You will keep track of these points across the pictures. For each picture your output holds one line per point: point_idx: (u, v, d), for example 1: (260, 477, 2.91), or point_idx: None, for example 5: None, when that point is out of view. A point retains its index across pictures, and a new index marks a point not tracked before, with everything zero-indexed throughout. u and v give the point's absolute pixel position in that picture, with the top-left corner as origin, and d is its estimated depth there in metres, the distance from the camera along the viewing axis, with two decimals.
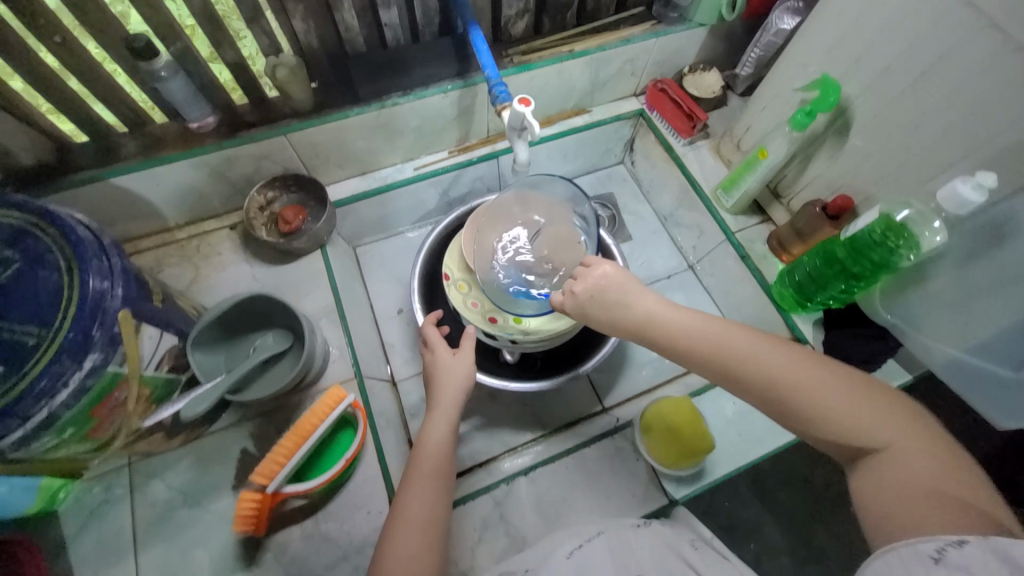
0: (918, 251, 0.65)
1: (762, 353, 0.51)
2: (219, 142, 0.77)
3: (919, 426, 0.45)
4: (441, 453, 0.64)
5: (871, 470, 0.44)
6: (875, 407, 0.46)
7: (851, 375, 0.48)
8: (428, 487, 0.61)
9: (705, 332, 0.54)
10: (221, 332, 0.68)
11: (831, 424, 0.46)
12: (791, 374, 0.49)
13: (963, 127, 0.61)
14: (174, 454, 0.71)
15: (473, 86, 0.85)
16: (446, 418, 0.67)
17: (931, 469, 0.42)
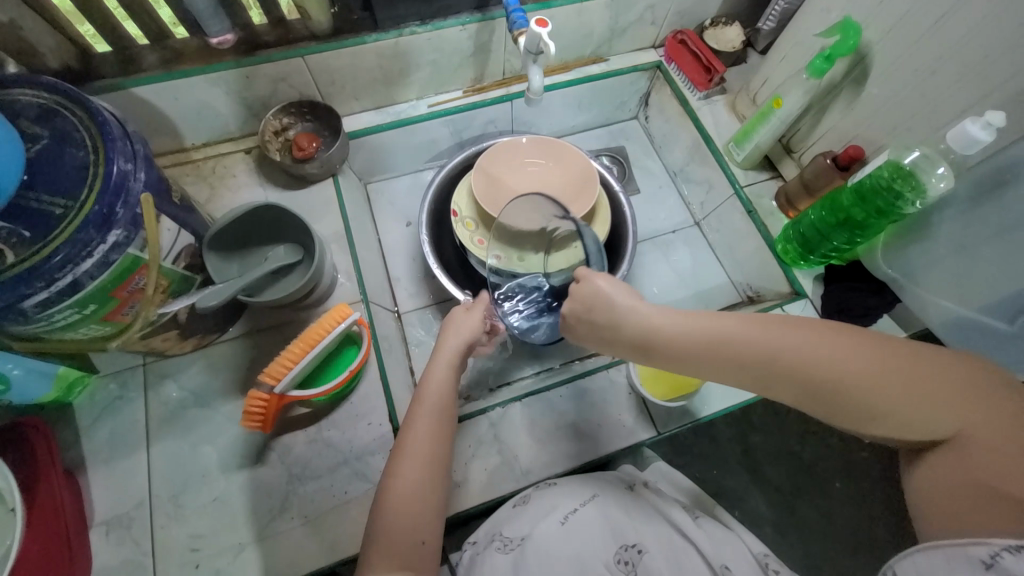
0: (924, 199, 0.66)
1: (781, 356, 0.49)
2: (238, 59, 0.78)
3: (969, 400, 0.43)
4: (444, 393, 0.65)
5: (930, 467, 0.44)
6: (938, 394, 0.43)
7: (885, 358, 0.46)
8: (428, 425, 0.62)
9: (713, 343, 0.53)
10: (236, 240, 0.70)
11: (873, 424, 0.46)
12: (818, 379, 0.48)
13: (979, 70, 0.61)
14: (187, 358, 0.74)
15: (491, 21, 0.86)
16: (450, 361, 0.67)
17: (989, 457, 0.40)
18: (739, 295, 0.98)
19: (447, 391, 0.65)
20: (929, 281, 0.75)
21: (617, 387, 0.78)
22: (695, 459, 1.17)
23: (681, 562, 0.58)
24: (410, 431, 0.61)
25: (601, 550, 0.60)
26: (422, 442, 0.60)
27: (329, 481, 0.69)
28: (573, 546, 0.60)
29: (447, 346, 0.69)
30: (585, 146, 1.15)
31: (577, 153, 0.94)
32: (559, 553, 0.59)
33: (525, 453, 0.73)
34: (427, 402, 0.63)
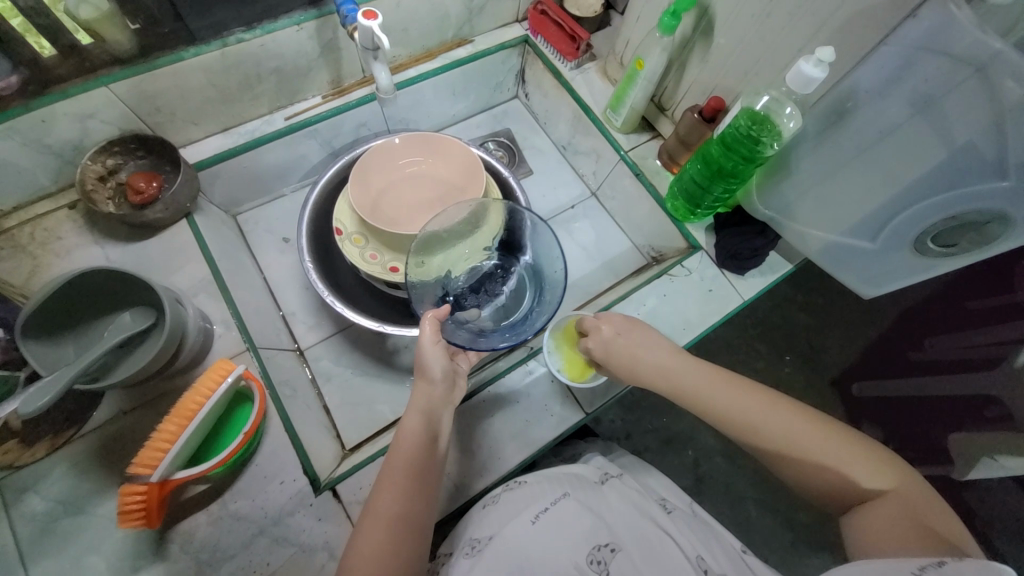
0: (780, 140, 0.68)
1: (752, 401, 0.60)
2: (26, 103, 0.65)
3: (885, 464, 0.54)
4: (415, 446, 0.61)
5: (862, 517, 0.52)
6: (863, 458, 0.54)
7: (827, 425, 0.57)
8: (398, 486, 0.58)
9: (696, 381, 0.63)
10: (64, 319, 0.59)
11: (820, 470, 0.55)
12: (777, 426, 0.58)
13: (804, 10, 0.63)
14: (42, 465, 0.63)
15: (330, 16, 0.77)
16: (425, 409, 0.64)
17: (908, 511, 0.50)
18: (644, 258, 1.00)
19: (421, 442, 0.61)
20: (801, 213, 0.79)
21: (539, 377, 0.76)
22: (638, 417, 1.21)
23: (659, 560, 0.58)
24: (380, 495, 0.58)
25: (574, 549, 0.58)
26: (391, 507, 0.57)
27: (247, 557, 0.62)
28: (541, 544, 0.59)
29: (422, 394, 0.65)
30: (470, 134, 1.11)
31: (456, 144, 0.89)
32: (522, 550, 0.59)
33: (460, 469, 0.70)
34: (398, 460, 0.60)
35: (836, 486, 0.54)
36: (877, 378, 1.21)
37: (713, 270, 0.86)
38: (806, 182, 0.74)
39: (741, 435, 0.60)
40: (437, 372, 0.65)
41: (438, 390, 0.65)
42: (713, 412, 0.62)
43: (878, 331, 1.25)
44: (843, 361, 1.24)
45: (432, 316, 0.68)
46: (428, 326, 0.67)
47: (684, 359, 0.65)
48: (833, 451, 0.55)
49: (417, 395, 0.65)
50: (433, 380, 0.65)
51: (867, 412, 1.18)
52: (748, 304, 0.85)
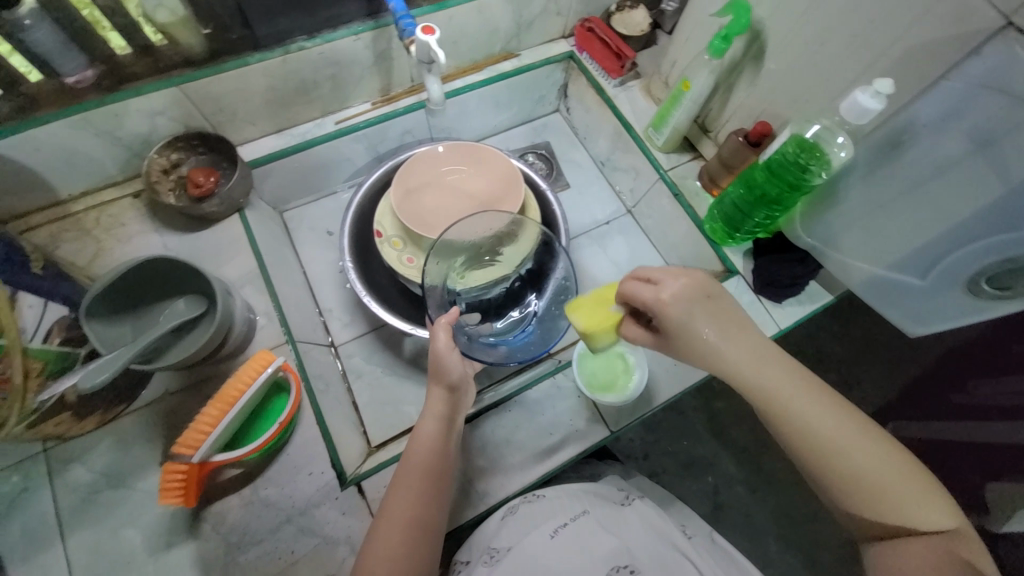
0: (829, 169, 0.68)
1: (824, 408, 0.53)
2: (101, 97, 0.70)
3: (939, 500, 0.51)
4: (431, 453, 0.62)
5: (899, 551, 0.50)
6: (923, 494, 0.50)
7: (897, 451, 0.52)
8: (412, 490, 0.59)
9: (765, 372, 0.54)
10: (124, 301, 0.63)
11: (876, 493, 0.51)
12: (844, 439, 0.52)
13: (862, 39, 0.62)
14: (92, 437, 0.66)
15: (386, 27, 0.80)
16: (441, 414, 0.64)
17: (954, 554, 0.48)
18: None
19: (436, 448, 0.62)
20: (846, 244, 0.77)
21: (566, 391, 0.76)
22: (659, 439, 1.19)
23: None
24: (394, 498, 0.59)
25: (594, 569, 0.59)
26: (405, 511, 0.58)
27: (272, 544, 0.64)
28: (561, 560, 0.61)
29: (436, 399, 0.65)
30: (509, 145, 1.13)
31: (497, 155, 0.92)
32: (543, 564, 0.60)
33: (481, 477, 0.70)
34: (414, 465, 0.61)
35: (882, 516, 0.51)
36: (918, 419, 1.16)
37: (749, 295, 0.84)
38: (854, 213, 0.73)
39: (803, 441, 0.53)
40: (455, 380, 0.64)
41: (453, 397, 0.65)
42: (777, 407, 0.54)
43: (920, 371, 1.21)
44: (876, 401, 1.22)
45: (445, 321, 0.67)
46: (443, 332, 0.66)
47: (753, 341, 0.57)
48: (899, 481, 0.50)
49: (431, 399, 0.65)
50: (448, 385, 0.65)
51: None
52: (783, 333, 0.84)
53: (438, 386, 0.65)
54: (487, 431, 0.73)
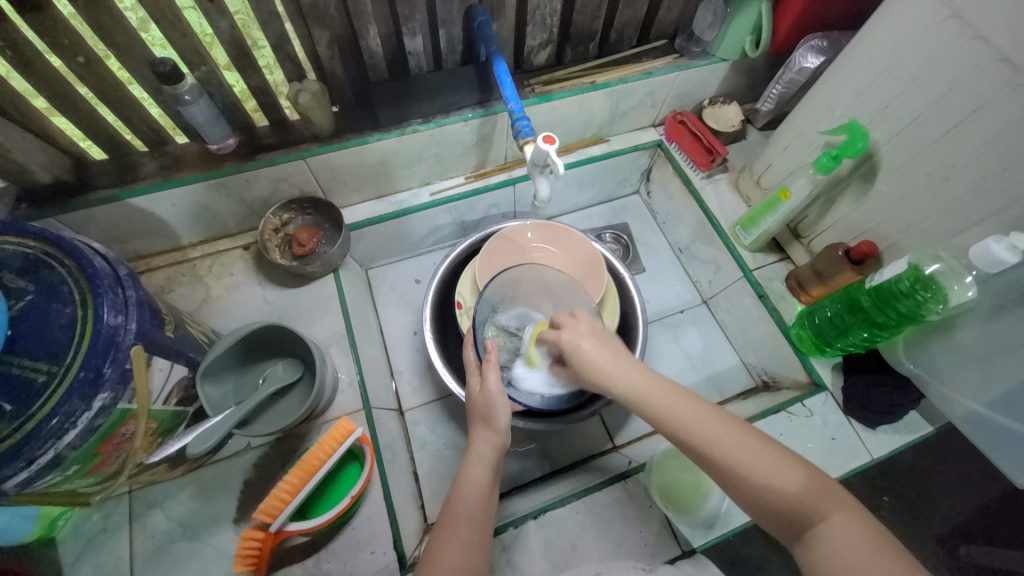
0: (947, 304, 0.65)
1: (673, 397, 0.53)
2: (238, 164, 0.76)
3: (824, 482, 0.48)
4: (478, 499, 0.58)
5: (817, 545, 0.44)
6: (790, 467, 0.49)
7: (786, 448, 0.50)
8: (460, 537, 0.55)
9: (630, 377, 0.55)
10: (231, 364, 0.69)
11: (775, 487, 0.48)
12: (737, 439, 0.50)
13: (995, 182, 0.60)
14: (176, 483, 0.69)
15: (493, 115, 0.85)
16: (487, 459, 0.61)
17: (870, 536, 0.44)
18: (753, 379, 0.97)
19: (483, 496, 0.59)
20: (954, 380, 0.72)
21: (635, 498, 0.74)
22: None
23: None
24: (443, 545, 0.55)
25: None
26: (455, 559, 0.54)
27: None
28: None
29: (483, 443, 0.62)
30: (588, 223, 1.15)
31: (580, 237, 0.93)
32: None
33: None
34: (463, 510, 0.57)
35: (791, 505, 0.47)
36: (991, 544, 1.03)
37: (838, 415, 0.79)
38: (967, 349, 0.70)
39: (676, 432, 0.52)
40: (504, 425, 0.62)
41: (498, 440, 0.62)
42: (652, 411, 0.54)
43: (1002, 489, 1.05)
44: (953, 519, 1.05)
45: (494, 362, 0.64)
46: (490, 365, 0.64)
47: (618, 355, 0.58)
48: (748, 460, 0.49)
49: (477, 442, 0.62)
50: (495, 426, 0.62)
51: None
52: (875, 463, 0.77)
53: (484, 429, 0.63)
54: (552, 528, 0.70)
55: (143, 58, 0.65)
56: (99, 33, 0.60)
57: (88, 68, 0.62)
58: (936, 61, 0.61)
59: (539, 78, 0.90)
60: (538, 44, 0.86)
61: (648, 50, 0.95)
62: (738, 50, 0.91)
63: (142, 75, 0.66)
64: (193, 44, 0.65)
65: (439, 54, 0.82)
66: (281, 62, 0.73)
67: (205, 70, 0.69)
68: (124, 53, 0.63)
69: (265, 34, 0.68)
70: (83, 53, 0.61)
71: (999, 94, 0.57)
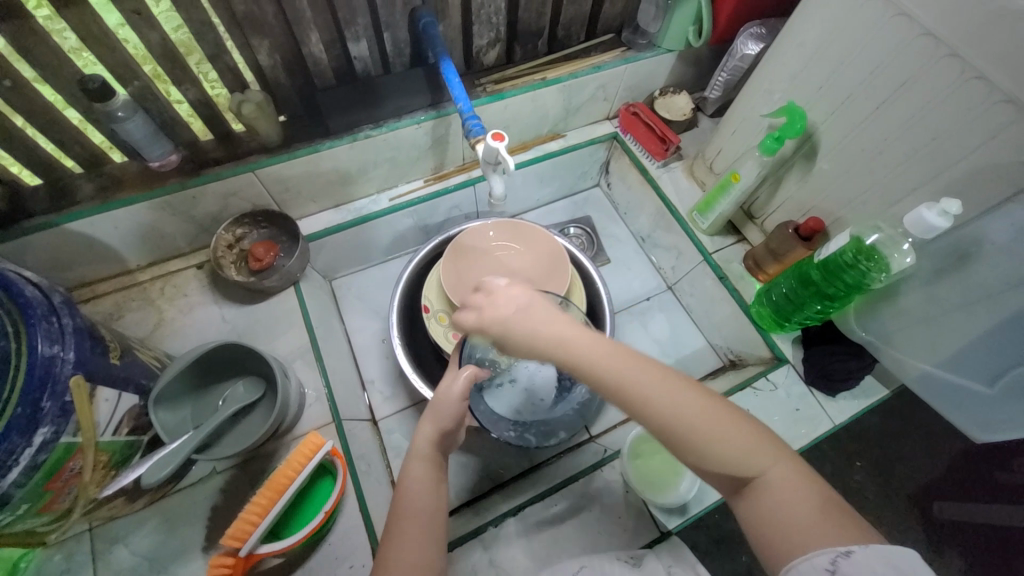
0: (888, 272, 0.68)
1: (618, 359, 0.48)
2: (183, 181, 0.74)
3: (761, 438, 0.47)
4: (425, 490, 0.57)
5: (759, 504, 0.45)
6: (731, 429, 0.47)
7: (735, 408, 0.48)
8: (407, 534, 0.53)
9: (571, 330, 0.49)
10: (185, 388, 0.67)
11: (723, 450, 0.46)
12: (686, 402, 0.47)
13: (924, 153, 0.64)
14: (138, 516, 0.66)
15: (446, 116, 0.85)
16: (428, 453, 0.59)
17: (808, 492, 0.45)
18: (720, 359, 1.00)
19: (430, 488, 0.57)
20: (902, 343, 0.76)
21: (613, 486, 0.75)
22: None
23: None
24: (394, 547, 0.52)
25: None
26: (405, 554, 0.52)
27: None
28: None
29: (423, 438, 0.60)
30: (551, 219, 1.16)
31: (543, 233, 0.94)
32: None
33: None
34: (408, 504, 0.55)
35: (737, 466, 0.46)
36: (960, 500, 1.06)
37: (800, 386, 0.82)
38: (914, 313, 0.74)
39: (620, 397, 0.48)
40: (453, 423, 0.62)
41: (440, 433, 0.61)
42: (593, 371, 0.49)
43: (959, 445, 1.10)
44: (921, 478, 1.08)
45: (471, 371, 0.64)
46: (466, 379, 0.63)
47: (557, 317, 0.51)
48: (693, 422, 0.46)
49: (418, 438, 0.61)
50: (437, 424, 0.61)
51: (950, 538, 1.04)
52: (837, 428, 0.80)
53: (428, 424, 0.61)
54: (534, 524, 0.71)
55: (71, 76, 0.62)
56: (19, 52, 0.57)
57: (13, 90, 0.59)
58: (863, 41, 0.64)
59: (490, 77, 0.90)
60: (486, 44, 0.86)
61: (596, 44, 0.96)
62: (682, 40, 0.94)
63: (71, 94, 0.63)
64: (124, 59, 0.63)
65: (386, 57, 0.81)
66: (220, 73, 0.70)
67: (139, 85, 0.66)
68: (48, 71, 0.60)
69: (201, 44, 0.66)
70: (8, 75, 0.58)
71: (921, 69, 0.60)
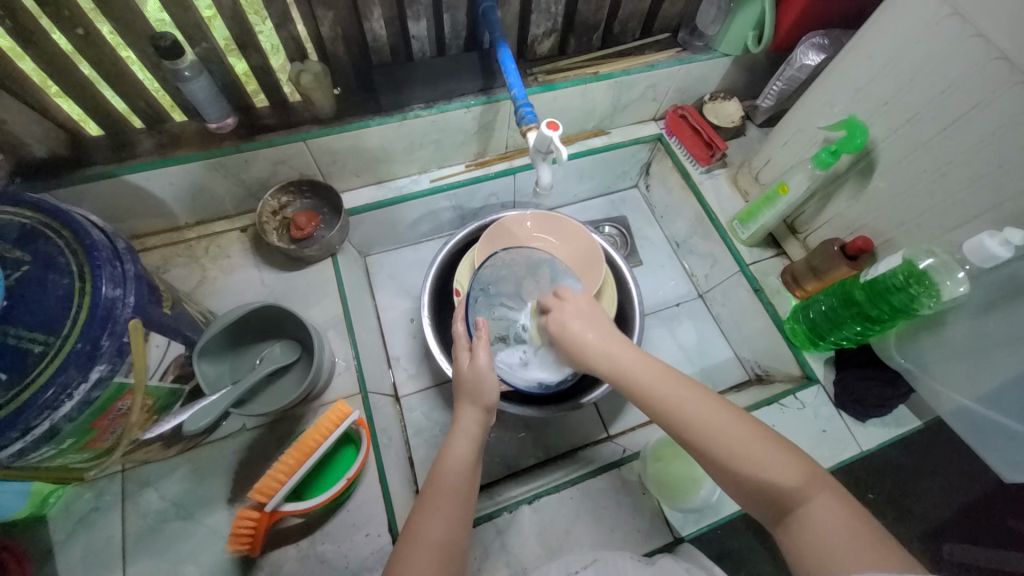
0: (938, 300, 0.66)
1: (667, 378, 0.55)
2: (237, 144, 0.76)
3: (799, 459, 0.49)
4: (461, 471, 0.59)
5: (802, 528, 0.46)
6: (762, 446, 0.50)
7: (762, 424, 0.52)
8: (437, 508, 0.56)
9: (616, 358, 0.57)
10: (225, 344, 0.69)
11: (763, 473, 0.48)
12: (724, 419, 0.51)
13: (990, 179, 0.61)
14: (170, 462, 0.69)
15: (496, 103, 0.85)
16: (471, 433, 0.62)
17: (856, 521, 0.45)
18: (746, 372, 0.99)
19: (466, 468, 0.59)
20: (940, 373, 0.74)
21: (628, 485, 0.75)
22: None
23: None
24: (421, 518, 0.55)
25: None
26: (433, 531, 0.54)
27: None
28: None
29: (468, 419, 0.62)
30: (586, 215, 1.16)
31: (579, 229, 0.93)
32: None
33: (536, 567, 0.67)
34: (443, 484, 0.57)
35: (773, 487, 0.48)
36: (981, 543, 1.03)
37: (829, 408, 0.80)
38: (957, 344, 0.72)
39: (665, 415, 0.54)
40: (492, 402, 0.62)
41: (484, 417, 0.63)
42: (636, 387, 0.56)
43: (985, 488, 1.07)
44: (939, 516, 1.05)
45: (485, 336, 0.66)
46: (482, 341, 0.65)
47: (611, 338, 0.59)
48: (723, 431, 0.51)
49: (462, 418, 0.63)
50: (479, 401, 0.62)
51: None
52: (863, 455, 0.79)
53: (471, 405, 0.63)
54: (547, 514, 0.71)
55: (143, 32, 0.63)
56: (98, 5, 0.59)
57: (87, 40, 0.61)
58: (936, 59, 0.62)
59: (542, 68, 0.90)
60: (542, 33, 0.86)
61: (651, 43, 0.95)
62: (740, 45, 0.92)
63: (142, 50, 0.65)
64: (194, 19, 0.64)
65: (443, 40, 0.82)
66: (283, 41, 0.72)
67: (206, 47, 0.68)
68: (123, 25, 0.62)
69: (268, 11, 0.67)
70: (82, 25, 0.60)
71: (997, 92, 0.58)
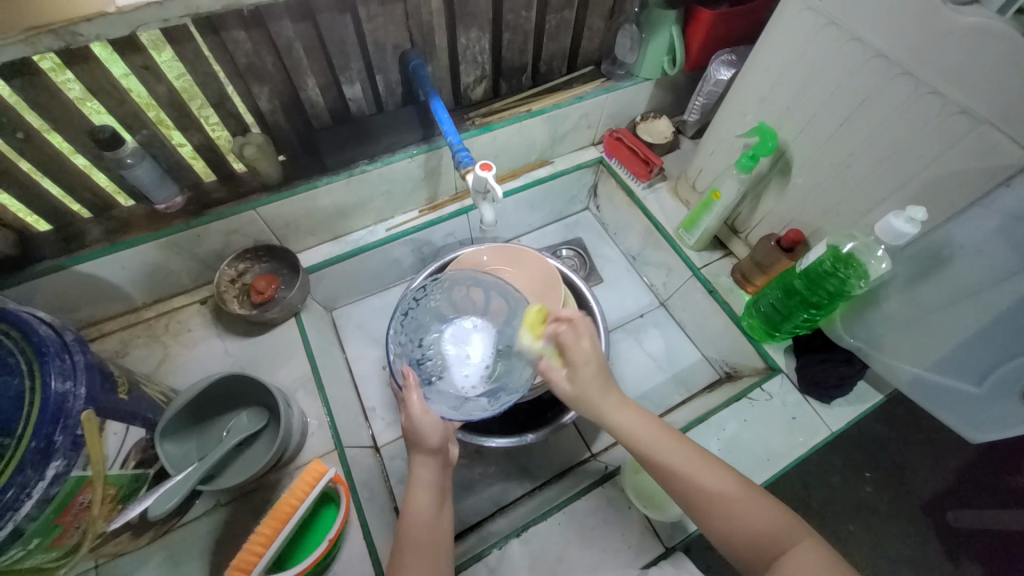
0: (866, 279, 0.71)
1: (663, 440, 0.62)
2: (187, 221, 0.77)
3: (775, 507, 0.56)
4: (426, 520, 0.60)
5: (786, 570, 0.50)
6: (746, 497, 0.56)
7: (745, 478, 0.59)
8: (413, 562, 0.57)
9: (622, 414, 0.64)
10: (189, 420, 0.68)
11: (747, 517, 0.55)
12: (720, 476, 0.58)
13: (890, 164, 0.67)
14: (142, 552, 0.66)
15: (437, 149, 0.89)
16: (431, 482, 0.64)
17: (832, 562, 0.50)
18: (716, 371, 1.01)
19: (430, 516, 0.61)
20: (889, 346, 0.78)
21: (615, 502, 0.75)
22: None
23: None
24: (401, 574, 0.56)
25: None
26: None
27: None
28: None
29: (423, 467, 0.64)
30: (543, 242, 1.20)
31: (536, 255, 0.96)
32: None
33: None
34: (416, 535, 0.59)
35: (758, 534, 0.54)
36: (973, 506, 1.05)
37: (795, 395, 0.83)
38: (900, 317, 0.75)
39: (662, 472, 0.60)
40: (437, 443, 0.64)
41: (436, 461, 0.65)
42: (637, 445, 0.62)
43: (965, 452, 1.10)
44: (929, 486, 1.07)
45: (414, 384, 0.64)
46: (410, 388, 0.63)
47: (621, 400, 0.66)
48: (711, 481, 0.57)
49: (418, 469, 0.64)
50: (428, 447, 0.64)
51: (964, 547, 1.02)
52: (836, 436, 0.81)
53: (421, 452, 0.65)
54: (538, 545, 0.70)
55: (81, 127, 0.65)
56: (34, 108, 0.61)
57: (27, 141, 0.63)
58: (824, 64, 0.69)
59: (479, 111, 0.95)
60: (474, 80, 0.92)
61: (577, 76, 1.02)
62: (658, 69, 0.99)
63: (82, 144, 0.67)
64: (132, 110, 0.67)
65: (380, 97, 0.86)
66: (224, 119, 0.75)
67: (146, 133, 0.70)
68: (60, 124, 0.64)
69: (205, 93, 0.70)
70: (19, 128, 0.61)
71: (880, 87, 0.64)
